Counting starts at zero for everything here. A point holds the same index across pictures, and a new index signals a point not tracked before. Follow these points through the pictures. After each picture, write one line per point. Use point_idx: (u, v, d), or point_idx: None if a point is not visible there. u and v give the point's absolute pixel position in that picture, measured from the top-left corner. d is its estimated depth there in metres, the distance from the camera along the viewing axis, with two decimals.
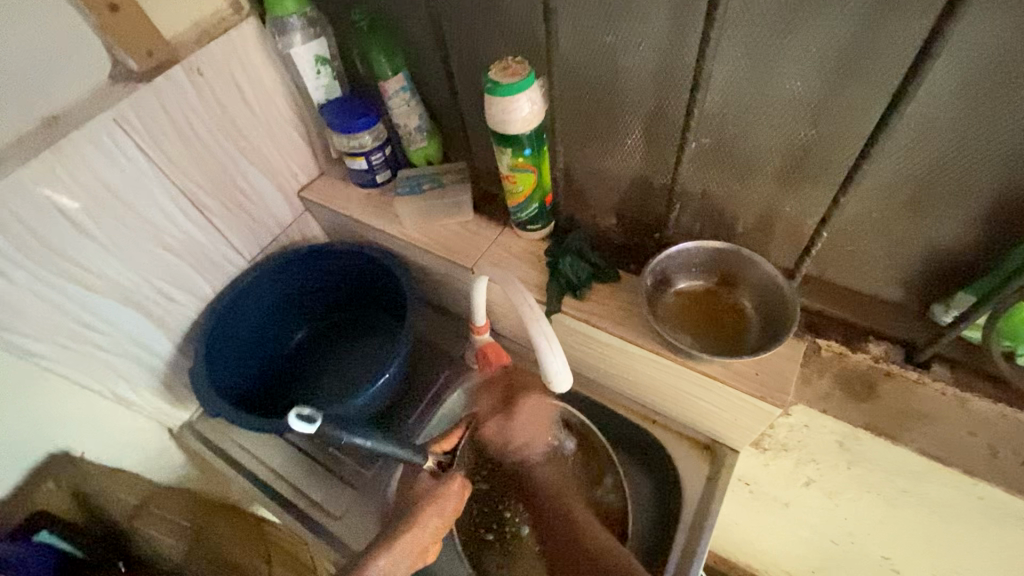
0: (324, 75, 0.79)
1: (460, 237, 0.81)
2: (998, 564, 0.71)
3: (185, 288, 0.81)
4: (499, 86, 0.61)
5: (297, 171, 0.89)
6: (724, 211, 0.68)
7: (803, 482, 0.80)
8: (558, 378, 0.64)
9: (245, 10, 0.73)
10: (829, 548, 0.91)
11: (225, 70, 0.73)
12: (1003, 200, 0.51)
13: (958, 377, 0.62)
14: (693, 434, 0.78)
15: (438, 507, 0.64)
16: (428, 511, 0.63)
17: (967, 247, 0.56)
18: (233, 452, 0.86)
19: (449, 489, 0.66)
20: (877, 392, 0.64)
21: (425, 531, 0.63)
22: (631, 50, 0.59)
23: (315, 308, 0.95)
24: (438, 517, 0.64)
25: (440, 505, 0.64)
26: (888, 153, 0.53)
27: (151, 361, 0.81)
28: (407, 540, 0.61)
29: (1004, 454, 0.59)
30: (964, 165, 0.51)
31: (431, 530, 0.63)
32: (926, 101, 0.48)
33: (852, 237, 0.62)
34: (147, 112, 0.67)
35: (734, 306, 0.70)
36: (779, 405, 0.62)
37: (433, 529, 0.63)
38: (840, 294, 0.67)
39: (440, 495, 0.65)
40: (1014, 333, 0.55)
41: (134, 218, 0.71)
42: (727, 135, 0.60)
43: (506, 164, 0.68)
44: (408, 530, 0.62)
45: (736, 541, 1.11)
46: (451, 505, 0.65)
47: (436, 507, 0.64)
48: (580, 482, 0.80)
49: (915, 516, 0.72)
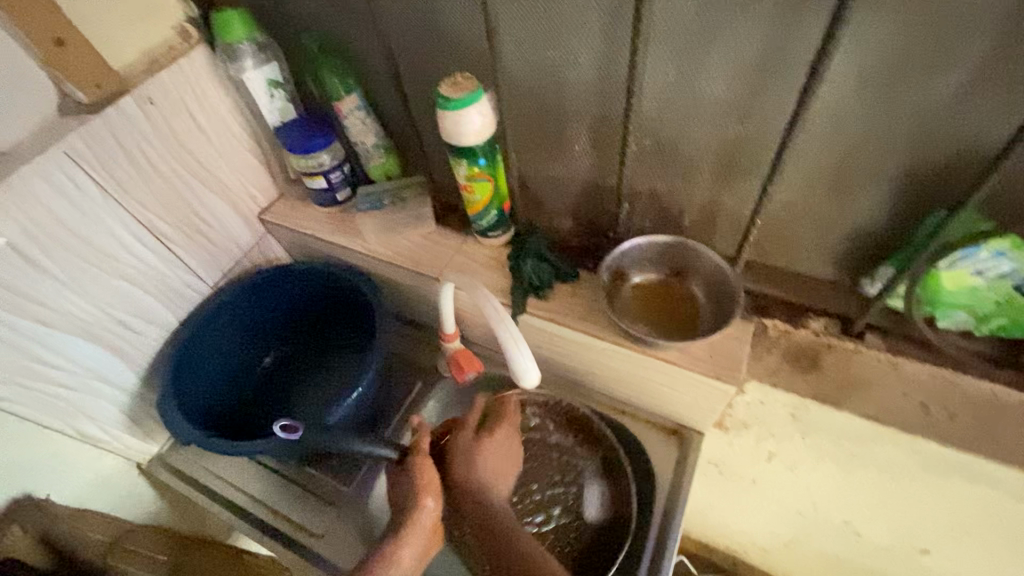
0: (278, 99, 0.80)
1: (423, 248, 0.84)
2: (941, 516, 0.77)
3: (147, 319, 0.80)
4: (450, 101, 0.64)
5: (256, 194, 0.90)
6: (670, 205, 0.73)
7: (765, 456, 0.85)
8: (525, 373, 0.67)
9: (195, 38, 0.75)
10: (796, 517, 0.96)
11: (176, 97, 0.74)
12: (908, 179, 0.57)
13: (889, 343, 0.68)
14: (660, 420, 0.82)
15: (427, 490, 0.66)
16: (420, 496, 0.66)
17: (885, 222, 0.62)
18: (206, 483, 0.85)
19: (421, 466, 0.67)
20: (821, 364, 0.68)
21: (419, 530, 0.65)
22: (572, 62, 0.64)
23: (283, 331, 0.95)
24: (436, 501, 0.66)
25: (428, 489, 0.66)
26: (809, 143, 0.59)
27: (116, 395, 0.80)
28: (409, 550, 0.64)
29: (934, 411, 0.64)
30: (872, 149, 0.56)
31: (427, 522, 0.65)
32: (833, 96, 0.54)
33: (786, 223, 0.67)
34: (98, 142, 0.67)
35: (687, 295, 0.74)
36: (733, 382, 0.66)
37: (427, 522, 0.65)
38: (781, 276, 0.73)
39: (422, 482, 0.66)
40: (933, 299, 0.61)
41: (89, 250, 0.70)
42: (666, 137, 0.65)
43: (462, 175, 0.71)
44: (405, 537, 0.64)
45: (713, 521, 1.16)
46: (428, 475, 0.67)
47: (433, 491, 0.66)
48: (567, 452, 0.80)
49: (865, 478, 0.77)
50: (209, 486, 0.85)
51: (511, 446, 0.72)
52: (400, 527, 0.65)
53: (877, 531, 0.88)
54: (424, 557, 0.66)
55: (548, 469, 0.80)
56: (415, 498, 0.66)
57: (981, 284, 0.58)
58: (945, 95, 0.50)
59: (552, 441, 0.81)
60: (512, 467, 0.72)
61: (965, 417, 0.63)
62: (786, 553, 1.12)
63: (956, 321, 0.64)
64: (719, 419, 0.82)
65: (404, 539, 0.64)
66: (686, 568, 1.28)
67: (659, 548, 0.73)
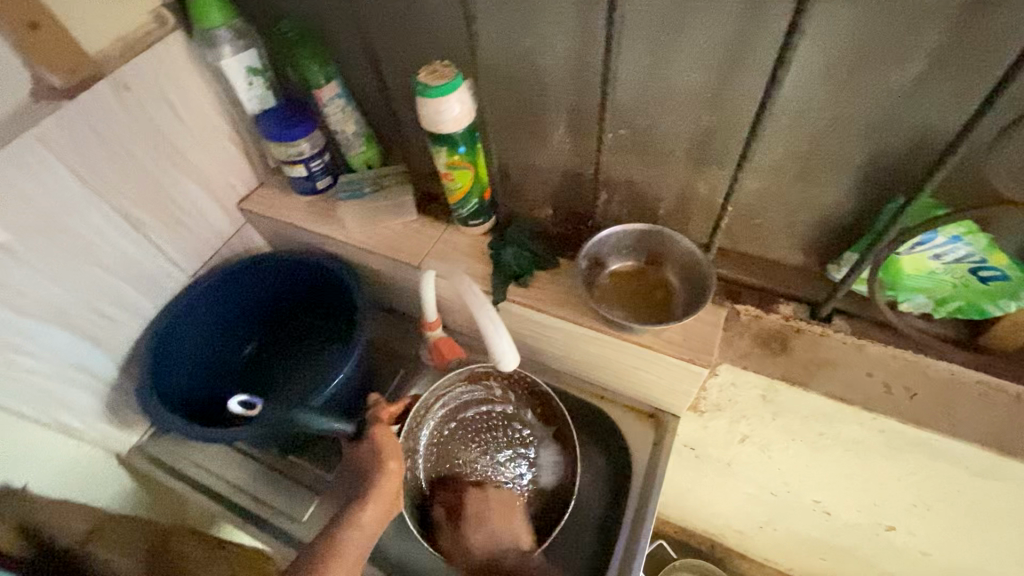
0: (257, 86, 0.80)
1: (404, 236, 0.84)
2: (903, 492, 0.80)
3: (124, 307, 0.79)
4: (429, 87, 0.64)
5: (235, 182, 0.90)
6: (646, 194, 0.74)
7: (738, 439, 0.88)
8: (505, 357, 0.68)
9: (171, 24, 0.74)
10: (769, 497, 1.00)
11: (152, 83, 0.73)
12: (869, 167, 0.60)
13: (855, 327, 0.70)
14: (637, 405, 0.84)
15: (386, 458, 0.70)
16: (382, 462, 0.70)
17: (849, 209, 0.65)
18: (188, 471, 0.85)
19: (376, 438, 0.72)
20: (789, 347, 0.71)
21: (382, 496, 0.68)
22: (549, 51, 0.65)
23: (265, 321, 0.95)
24: (396, 466, 0.71)
25: (385, 458, 0.70)
26: (776, 133, 0.61)
27: (94, 385, 0.79)
28: (372, 512, 0.68)
29: (895, 390, 0.66)
30: (836, 138, 0.59)
31: (389, 486, 0.69)
32: (797, 87, 0.56)
33: (756, 210, 0.70)
34: (73, 128, 0.66)
35: (662, 282, 0.76)
36: (706, 365, 0.68)
37: (389, 485, 0.69)
38: (753, 264, 0.75)
39: (376, 452, 0.71)
40: (894, 283, 0.64)
41: (65, 238, 0.70)
42: (641, 127, 0.67)
43: (443, 163, 0.72)
44: (365, 502, 0.68)
45: (690, 505, 1.20)
46: (386, 445, 0.71)
47: (396, 457, 0.71)
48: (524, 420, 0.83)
49: (832, 457, 0.80)
50: (189, 474, 0.85)
51: (486, 505, 0.77)
52: (364, 490, 0.68)
53: (845, 509, 0.92)
54: (386, 517, 0.69)
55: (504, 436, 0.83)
56: (377, 464, 0.70)
57: (940, 268, 0.62)
58: (902, 86, 0.52)
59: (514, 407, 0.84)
60: (507, 519, 0.77)
61: (924, 395, 0.66)
62: (760, 535, 1.16)
63: (918, 306, 0.66)
64: (694, 402, 0.84)
65: (368, 502, 0.68)
66: (665, 552, 1.32)
67: (636, 526, 0.75)
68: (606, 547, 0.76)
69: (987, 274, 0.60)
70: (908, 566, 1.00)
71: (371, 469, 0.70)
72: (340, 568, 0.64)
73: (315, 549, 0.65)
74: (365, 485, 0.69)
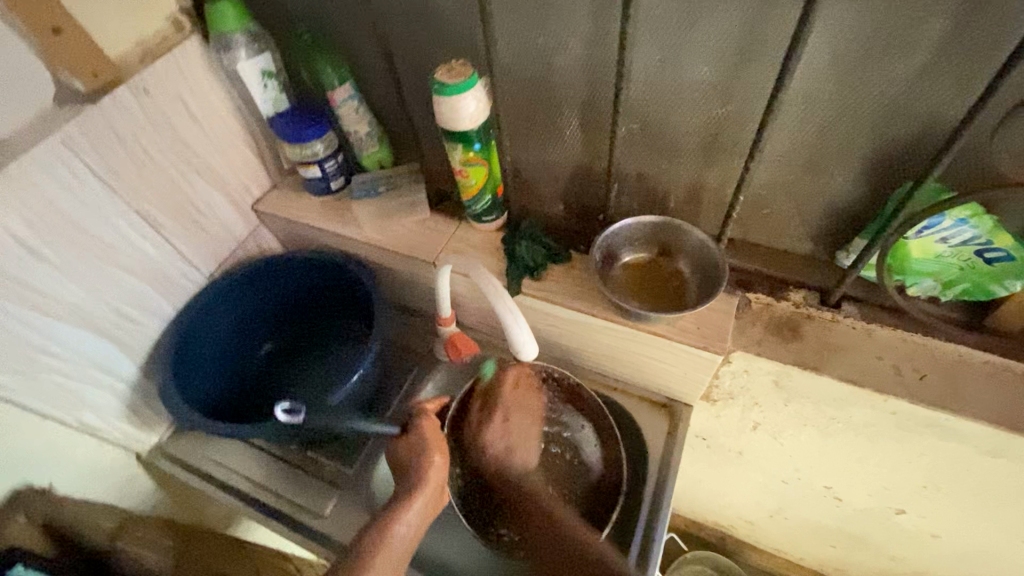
0: (271, 89, 0.81)
1: (418, 233, 0.86)
2: (914, 474, 0.82)
3: (144, 308, 0.81)
4: (446, 86, 0.66)
5: (250, 184, 0.91)
6: (657, 187, 0.76)
7: (750, 427, 0.89)
8: (525, 347, 0.69)
9: (188, 29, 0.76)
10: (781, 486, 1.01)
11: (170, 86, 0.74)
12: (878, 155, 0.62)
13: (863, 313, 0.72)
14: (650, 395, 0.86)
15: (431, 450, 0.70)
16: (427, 453, 0.69)
17: (857, 197, 0.67)
18: (206, 469, 0.86)
19: (421, 430, 0.71)
20: (800, 333, 0.73)
21: (429, 487, 0.68)
22: (562, 50, 0.66)
23: (281, 321, 0.97)
24: (441, 459, 0.69)
25: (431, 449, 0.70)
26: (785, 124, 0.63)
27: (115, 385, 0.80)
28: (417, 508, 0.67)
29: (906, 372, 0.68)
30: (845, 127, 0.61)
31: (434, 479, 0.68)
32: (807, 79, 0.58)
33: (767, 200, 0.72)
34: (95, 132, 0.67)
35: (674, 272, 0.77)
36: (720, 351, 0.70)
37: (436, 477, 0.68)
38: (761, 252, 0.78)
39: (426, 444, 0.70)
40: (901, 267, 0.66)
41: (88, 239, 0.71)
42: (652, 121, 0.69)
43: (458, 159, 0.73)
44: (414, 495, 0.67)
45: (701, 497, 1.21)
46: (431, 436, 0.71)
47: (440, 451, 0.70)
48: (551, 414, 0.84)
49: (843, 442, 0.82)
50: (209, 472, 0.86)
51: (519, 414, 0.81)
52: (409, 485, 0.68)
53: (855, 494, 0.93)
54: (432, 513, 0.70)
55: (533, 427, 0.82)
56: (421, 457, 0.69)
57: (946, 251, 0.64)
58: (908, 76, 0.54)
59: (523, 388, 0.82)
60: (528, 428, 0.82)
61: (933, 376, 0.67)
62: (771, 525, 1.17)
63: (924, 289, 0.68)
64: (707, 391, 0.85)
65: (414, 496, 0.67)
66: (676, 545, 1.34)
67: (654, 512, 0.76)
68: (624, 536, 0.76)
69: (993, 255, 0.62)
70: (918, 550, 1.02)
71: (415, 463, 0.69)
72: (386, 560, 0.64)
73: (364, 550, 0.64)
74: (409, 479, 0.69)
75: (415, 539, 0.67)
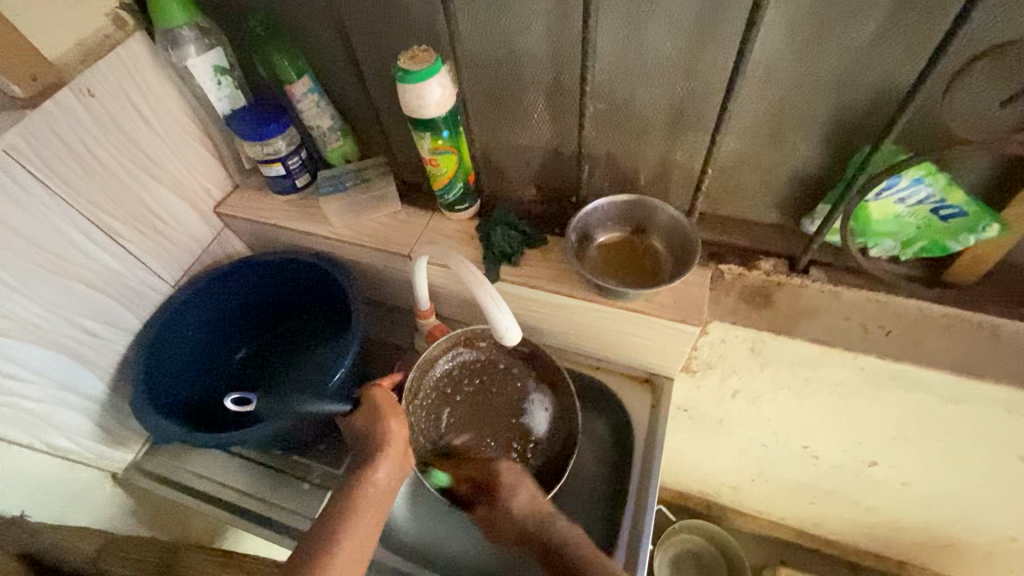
0: (226, 85, 0.78)
1: (391, 227, 0.84)
2: (885, 427, 0.86)
3: (108, 322, 0.77)
4: (410, 73, 0.64)
5: (210, 186, 0.88)
6: (626, 166, 0.77)
7: (729, 394, 0.92)
8: (508, 333, 0.67)
9: (131, 25, 0.72)
10: (761, 449, 1.05)
11: (116, 87, 0.71)
12: (835, 123, 0.64)
13: (830, 276, 0.75)
14: (632, 371, 0.87)
15: (388, 416, 0.70)
16: (387, 419, 0.70)
17: (818, 165, 0.69)
18: (188, 482, 0.84)
19: (377, 401, 0.72)
20: (772, 299, 0.75)
21: (393, 449, 0.68)
22: (524, 31, 0.66)
23: (252, 328, 0.94)
24: (400, 423, 0.70)
25: (388, 416, 0.70)
26: (747, 96, 0.64)
27: (83, 405, 0.77)
28: (385, 470, 0.67)
29: (873, 329, 0.71)
30: (802, 98, 0.62)
31: (397, 442, 0.69)
32: (767, 50, 0.59)
33: (732, 173, 0.73)
34: (39, 140, 0.63)
35: (648, 249, 0.78)
36: (697, 323, 0.71)
37: (399, 439, 0.69)
38: (732, 225, 0.80)
39: (387, 409, 0.71)
40: (863, 231, 0.69)
41: (40, 253, 0.67)
42: (619, 100, 0.69)
43: (426, 148, 0.72)
44: (382, 455, 0.67)
45: (686, 467, 1.25)
46: (387, 403, 0.71)
47: (397, 415, 0.71)
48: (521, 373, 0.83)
49: (818, 401, 0.85)
50: (191, 486, 0.83)
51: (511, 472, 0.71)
52: (374, 450, 0.68)
53: (831, 451, 0.97)
54: (403, 474, 0.69)
55: (510, 395, 0.82)
56: (381, 424, 0.70)
57: (903, 211, 0.67)
58: (860, 43, 0.56)
59: (489, 359, 0.83)
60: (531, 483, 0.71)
61: (899, 332, 0.71)
62: (753, 488, 1.22)
63: (884, 250, 0.71)
64: (687, 363, 0.87)
65: (380, 458, 0.67)
66: (665, 516, 1.38)
67: (643, 483, 0.78)
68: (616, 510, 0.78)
69: (947, 213, 0.65)
70: (892, 499, 1.07)
71: (375, 430, 0.70)
72: (362, 523, 0.63)
73: (337, 515, 0.63)
74: (372, 445, 0.69)
75: (387, 502, 0.66)
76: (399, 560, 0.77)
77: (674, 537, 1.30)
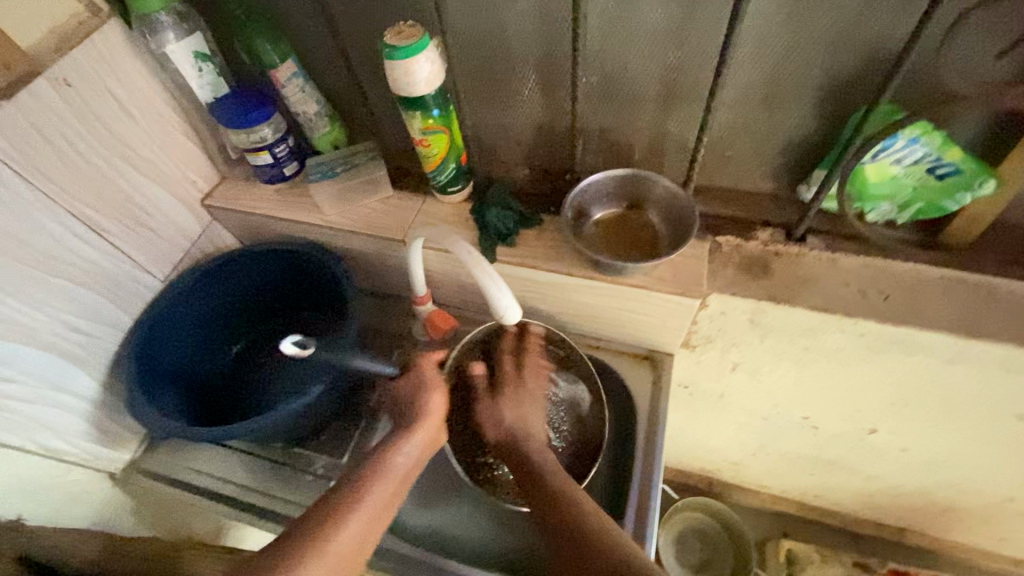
0: (207, 72, 0.76)
1: (383, 212, 0.83)
2: (884, 393, 0.87)
3: (96, 320, 0.75)
4: (397, 49, 0.63)
5: (195, 178, 0.86)
6: (620, 140, 0.76)
7: (729, 368, 0.92)
8: (507, 312, 0.67)
9: (105, 11, 0.70)
10: (762, 422, 1.06)
11: (93, 75, 0.68)
12: (829, 86, 0.63)
13: (827, 243, 0.75)
14: (632, 348, 0.87)
15: (433, 389, 0.71)
16: (430, 391, 0.70)
17: (813, 131, 0.68)
18: (187, 479, 0.82)
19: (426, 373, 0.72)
20: (771, 269, 0.75)
21: (431, 419, 0.69)
22: (512, 3, 0.65)
23: (247, 322, 0.93)
24: (442, 397, 0.70)
25: (433, 389, 0.71)
26: (742, 62, 0.63)
27: (75, 405, 0.75)
28: (416, 442, 0.67)
29: (871, 294, 0.71)
30: (797, 61, 0.62)
31: (436, 413, 0.69)
32: (761, 12, 0.58)
33: (727, 142, 0.73)
34: (16, 132, 0.61)
35: (645, 224, 0.78)
36: (696, 295, 0.71)
37: (438, 411, 0.69)
38: (728, 196, 0.79)
39: (433, 382, 0.72)
40: (860, 194, 0.69)
41: (23, 250, 0.65)
42: (611, 72, 0.68)
43: (417, 128, 0.71)
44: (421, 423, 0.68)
45: (687, 445, 1.25)
46: (433, 376, 0.72)
47: (440, 388, 0.71)
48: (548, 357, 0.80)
49: (817, 370, 0.85)
50: (191, 483, 0.82)
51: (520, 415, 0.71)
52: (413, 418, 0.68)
53: (831, 420, 0.98)
54: (431, 448, 0.69)
55: None
56: (424, 394, 0.70)
57: (900, 171, 0.67)
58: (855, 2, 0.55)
59: None
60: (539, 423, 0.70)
61: (897, 296, 0.71)
62: (755, 462, 1.23)
63: (882, 214, 0.71)
64: (686, 338, 0.87)
65: (416, 428, 0.67)
66: (668, 495, 1.39)
67: (647, 459, 0.78)
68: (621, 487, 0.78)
69: (944, 171, 0.65)
70: (892, 465, 1.08)
71: (419, 399, 0.70)
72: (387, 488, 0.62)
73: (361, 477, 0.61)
74: (412, 414, 0.69)
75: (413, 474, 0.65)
76: (406, 547, 0.76)
77: (678, 514, 1.31)
